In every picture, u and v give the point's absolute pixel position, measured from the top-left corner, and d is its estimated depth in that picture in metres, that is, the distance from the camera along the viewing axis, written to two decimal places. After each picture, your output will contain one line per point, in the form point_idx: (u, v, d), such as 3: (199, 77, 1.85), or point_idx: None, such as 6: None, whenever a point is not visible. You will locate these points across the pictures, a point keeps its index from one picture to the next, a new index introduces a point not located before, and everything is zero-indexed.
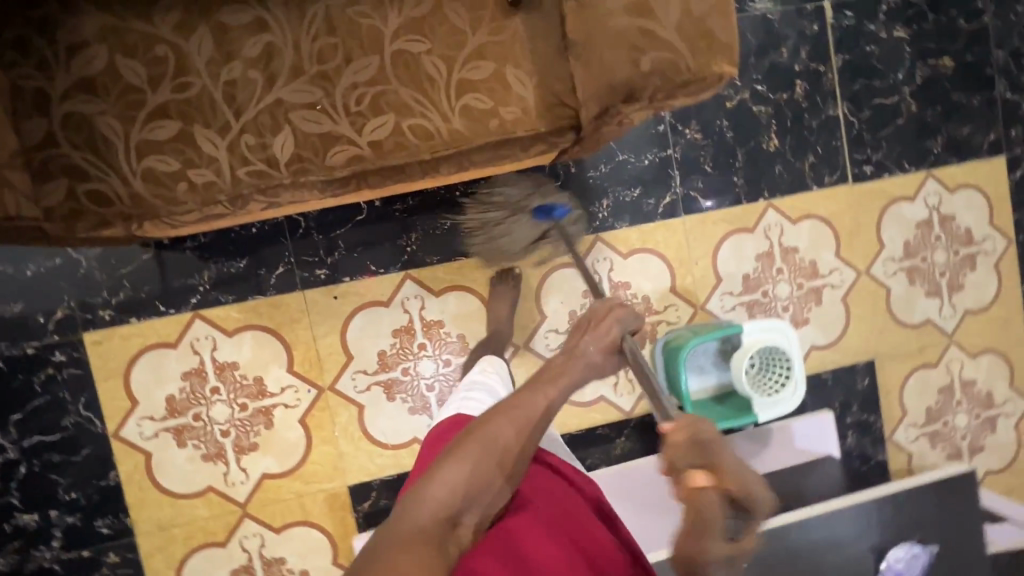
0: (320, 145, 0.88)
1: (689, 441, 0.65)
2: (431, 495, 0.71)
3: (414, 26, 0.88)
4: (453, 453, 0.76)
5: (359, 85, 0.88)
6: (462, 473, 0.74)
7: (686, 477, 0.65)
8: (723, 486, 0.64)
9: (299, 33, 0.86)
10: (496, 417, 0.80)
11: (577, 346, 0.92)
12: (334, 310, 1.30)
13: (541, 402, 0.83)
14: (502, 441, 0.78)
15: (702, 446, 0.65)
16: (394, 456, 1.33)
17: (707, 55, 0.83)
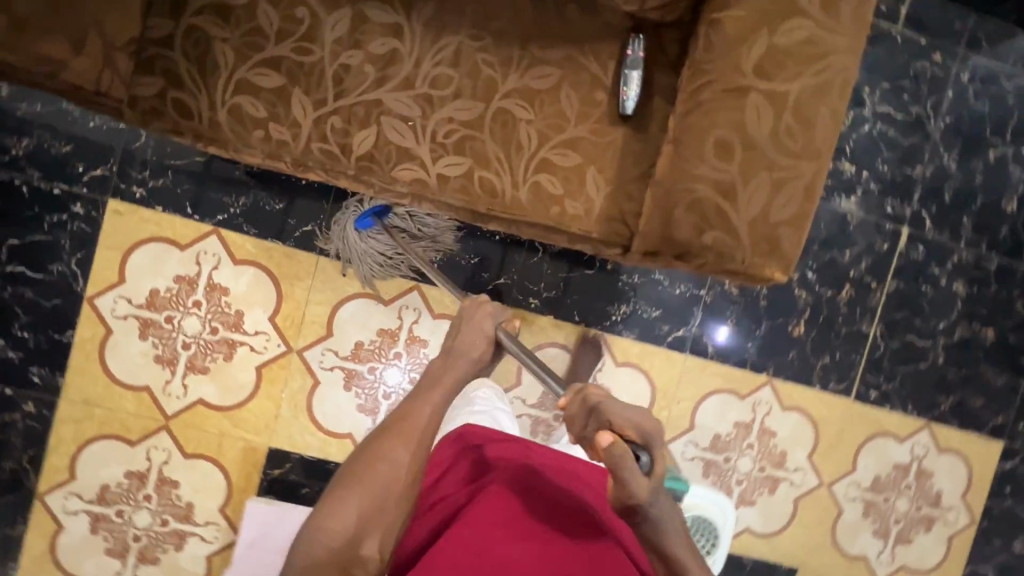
0: (395, 156, 0.91)
1: (580, 405, 0.75)
2: (329, 526, 0.74)
3: (527, 94, 0.92)
4: (349, 481, 0.77)
5: (454, 121, 0.91)
6: (354, 496, 0.75)
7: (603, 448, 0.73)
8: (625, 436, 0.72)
9: (425, 53, 0.90)
10: (382, 442, 0.79)
11: (457, 338, 0.90)
12: (337, 285, 1.33)
13: (422, 415, 0.82)
14: (390, 459, 0.78)
15: (594, 415, 0.73)
16: (323, 439, 1.34)
17: (764, 255, 0.83)
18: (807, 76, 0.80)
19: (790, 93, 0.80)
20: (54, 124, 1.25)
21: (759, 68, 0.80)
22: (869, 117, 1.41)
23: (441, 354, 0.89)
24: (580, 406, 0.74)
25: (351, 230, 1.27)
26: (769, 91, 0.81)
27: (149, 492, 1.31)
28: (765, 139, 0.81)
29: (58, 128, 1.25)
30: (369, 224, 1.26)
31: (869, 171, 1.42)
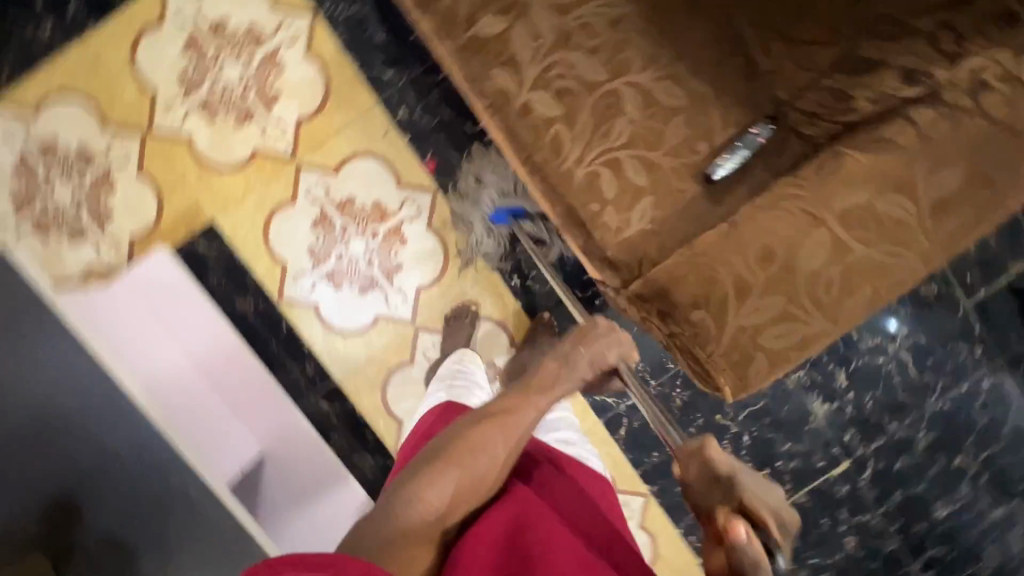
0: (503, 60, 0.91)
1: (701, 472, 0.92)
2: (427, 496, 0.84)
3: (644, 97, 0.92)
4: (450, 458, 0.89)
5: (570, 72, 0.91)
6: (453, 473, 0.87)
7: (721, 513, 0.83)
8: (760, 522, 0.84)
9: (592, 0, 0.90)
10: (484, 428, 0.93)
11: (570, 354, 1.07)
12: (373, 139, 1.32)
13: (519, 414, 0.97)
14: (488, 451, 0.90)
15: (723, 481, 0.92)
16: (262, 249, 1.33)
17: (727, 363, 0.83)
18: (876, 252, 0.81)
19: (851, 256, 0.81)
20: None
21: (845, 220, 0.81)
22: (886, 354, 1.43)
23: (558, 359, 1.06)
24: (695, 466, 0.93)
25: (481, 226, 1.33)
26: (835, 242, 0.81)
27: (88, 175, 1.29)
28: (802, 276, 0.82)
29: None
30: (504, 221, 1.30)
31: (853, 395, 1.44)
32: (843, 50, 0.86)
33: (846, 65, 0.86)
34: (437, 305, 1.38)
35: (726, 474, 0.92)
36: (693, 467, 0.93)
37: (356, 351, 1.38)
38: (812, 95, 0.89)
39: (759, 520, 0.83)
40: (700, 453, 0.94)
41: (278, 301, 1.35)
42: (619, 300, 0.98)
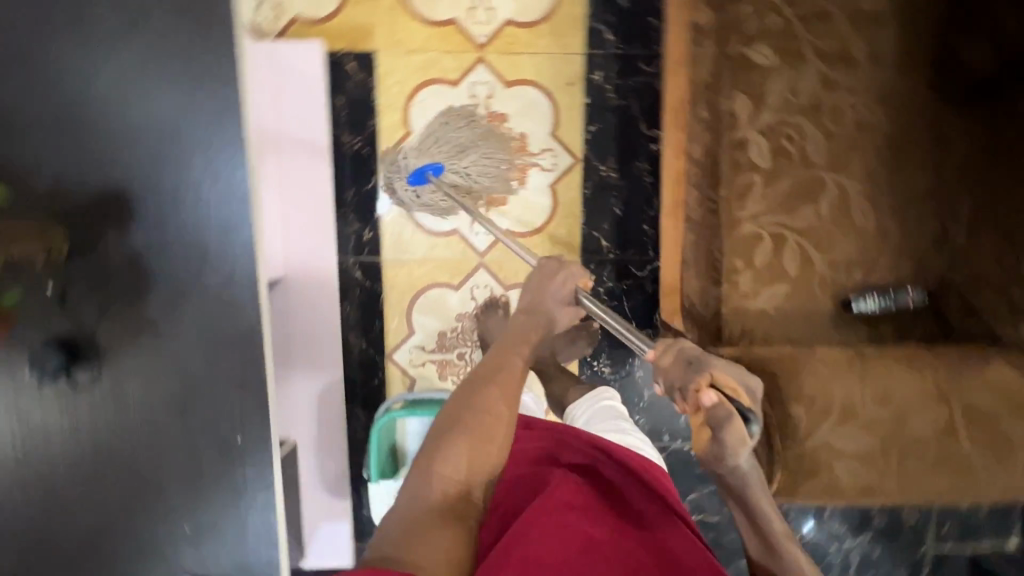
0: (751, 90, 0.91)
1: (676, 358, 0.67)
2: (441, 468, 0.68)
3: (839, 204, 0.93)
4: (453, 426, 0.73)
5: (799, 139, 0.91)
6: (464, 441, 0.72)
7: (686, 390, 0.64)
8: (729, 394, 0.62)
9: (857, 94, 0.91)
10: (487, 388, 0.77)
11: (537, 301, 0.91)
12: (557, 81, 1.30)
13: (513, 368, 0.81)
14: (493, 410, 0.75)
15: (694, 365, 0.65)
16: (398, 107, 1.30)
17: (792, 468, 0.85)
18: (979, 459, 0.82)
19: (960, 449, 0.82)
20: None
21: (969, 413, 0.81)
22: (841, 545, 1.45)
23: (526, 310, 0.91)
24: (674, 353, 0.68)
25: (410, 200, 1.30)
26: (949, 428, 0.82)
27: None
28: (902, 440, 0.82)
29: None
30: (422, 181, 1.27)
31: None
32: None
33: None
34: (510, 256, 1.35)
35: (694, 346, 0.67)
36: (665, 354, 0.68)
37: (415, 247, 1.34)
38: None
39: (732, 388, 0.62)
40: (677, 337, 0.69)
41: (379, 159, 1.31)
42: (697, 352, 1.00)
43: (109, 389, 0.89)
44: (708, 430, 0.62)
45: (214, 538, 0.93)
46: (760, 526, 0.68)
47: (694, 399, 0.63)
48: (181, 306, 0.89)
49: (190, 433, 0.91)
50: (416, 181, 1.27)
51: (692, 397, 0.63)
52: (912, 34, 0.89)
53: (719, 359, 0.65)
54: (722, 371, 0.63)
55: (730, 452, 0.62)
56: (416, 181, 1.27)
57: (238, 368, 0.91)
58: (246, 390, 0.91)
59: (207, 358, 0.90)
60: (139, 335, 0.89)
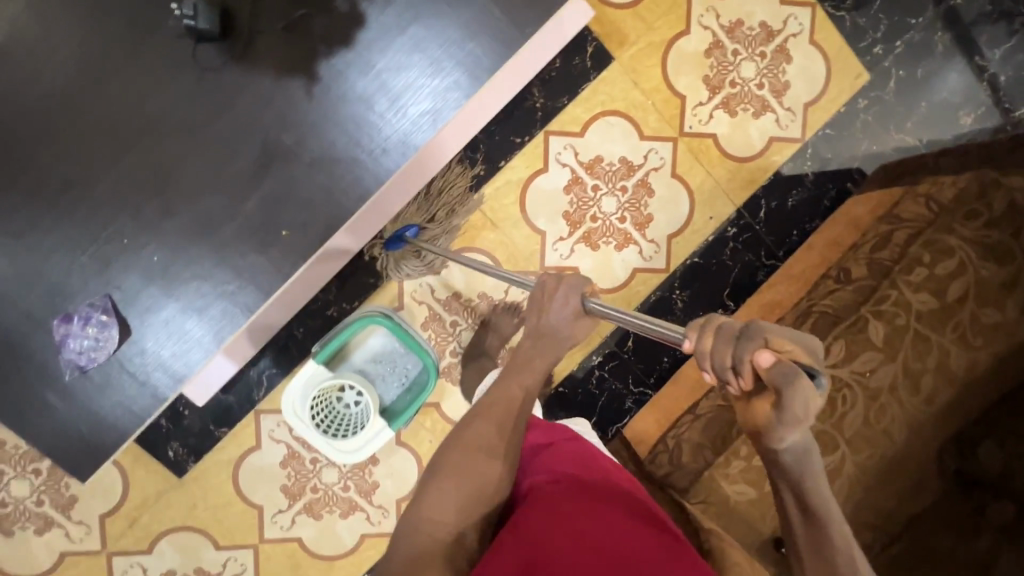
0: (851, 345, 1.06)
1: (720, 337, 0.58)
2: (433, 515, 0.76)
3: (834, 472, 1.06)
4: (442, 467, 0.80)
5: (847, 404, 1.06)
6: (456, 482, 0.79)
7: (740, 365, 0.56)
8: (792, 356, 0.54)
9: (905, 412, 1.07)
10: (477, 422, 0.84)
11: (541, 324, 0.86)
12: (704, 206, 1.40)
13: (503, 402, 0.86)
14: (480, 443, 0.82)
15: (741, 335, 0.56)
16: (590, 110, 1.34)
17: None
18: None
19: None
20: (953, 72, 1.40)
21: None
22: None
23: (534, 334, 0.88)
24: (710, 334, 0.58)
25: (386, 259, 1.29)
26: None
27: None
28: None
29: (949, 73, 1.40)
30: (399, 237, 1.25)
31: None
32: None
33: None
34: None
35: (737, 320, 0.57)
36: (699, 333, 0.59)
37: (502, 215, 1.33)
38: None
39: (792, 351, 0.54)
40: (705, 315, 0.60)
41: (542, 130, 1.32)
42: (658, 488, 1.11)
43: (217, 84, 0.79)
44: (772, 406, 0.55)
45: (168, 290, 0.81)
46: (807, 494, 0.61)
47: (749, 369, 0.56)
48: (352, 90, 0.81)
49: (249, 185, 0.81)
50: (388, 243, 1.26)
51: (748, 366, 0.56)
52: (961, 407, 1.07)
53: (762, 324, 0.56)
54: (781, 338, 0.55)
55: (799, 423, 0.54)
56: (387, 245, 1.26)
57: (342, 181, 0.82)
58: (330, 201, 0.82)
59: (331, 145, 0.82)
60: (293, 73, 0.80)
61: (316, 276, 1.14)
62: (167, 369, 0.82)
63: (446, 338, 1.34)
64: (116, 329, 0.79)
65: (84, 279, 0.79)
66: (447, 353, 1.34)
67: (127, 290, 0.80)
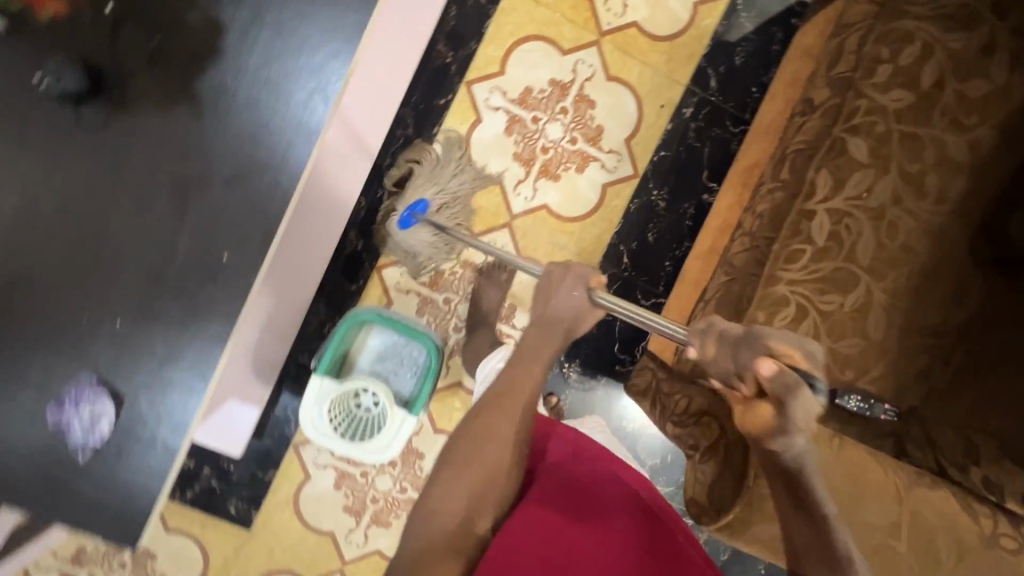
0: (838, 171, 0.97)
1: (727, 347, 0.68)
2: (443, 505, 0.77)
3: (862, 305, 0.99)
4: (456, 462, 0.79)
5: (854, 233, 0.98)
6: (466, 479, 0.78)
7: (744, 374, 0.66)
8: (789, 361, 0.64)
9: (919, 219, 0.98)
10: (495, 415, 0.81)
11: (547, 311, 0.84)
12: (652, 98, 1.33)
13: (516, 395, 0.82)
14: (497, 438, 0.80)
15: (744, 342, 0.66)
16: (503, 45, 1.29)
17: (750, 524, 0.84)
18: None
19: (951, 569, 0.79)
20: None
21: (943, 513, 0.81)
22: None
23: (538, 323, 0.85)
24: (715, 342, 0.70)
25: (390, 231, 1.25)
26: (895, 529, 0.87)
27: None
28: (853, 514, 0.78)
29: None
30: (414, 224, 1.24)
31: None
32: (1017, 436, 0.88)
33: (1003, 440, 0.89)
34: (537, 230, 1.33)
35: (739, 327, 0.68)
36: (708, 343, 0.70)
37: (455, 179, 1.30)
38: (951, 435, 0.93)
39: (793, 354, 0.64)
40: (713, 325, 0.71)
41: (463, 83, 1.28)
42: (681, 384, 1.08)
43: (109, 140, 0.79)
44: (773, 409, 0.67)
45: (140, 351, 0.82)
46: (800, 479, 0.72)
47: (751, 376, 0.66)
48: (235, 95, 0.80)
49: (175, 224, 0.80)
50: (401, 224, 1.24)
51: (752, 374, 0.65)
52: (981, 193, 0.98)
53: (768, 330, 0.65)
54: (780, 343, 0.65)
55: (795, 429, 0.66)
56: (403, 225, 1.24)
57: (260, 188, 0.81)
58: (259, 211, 0.82)
59: (235, 156, 0.80)
60: (174, 100, 0.79)
61: (295, 287, 1.21)
62: (167, 424, 0.83)
63: (446, 317, 1.33)
64: (107, 401, 0.81)
65: (60, 366, 0.81)
66: (451, 329, 1.33)
67: (102, 363, 0.81)
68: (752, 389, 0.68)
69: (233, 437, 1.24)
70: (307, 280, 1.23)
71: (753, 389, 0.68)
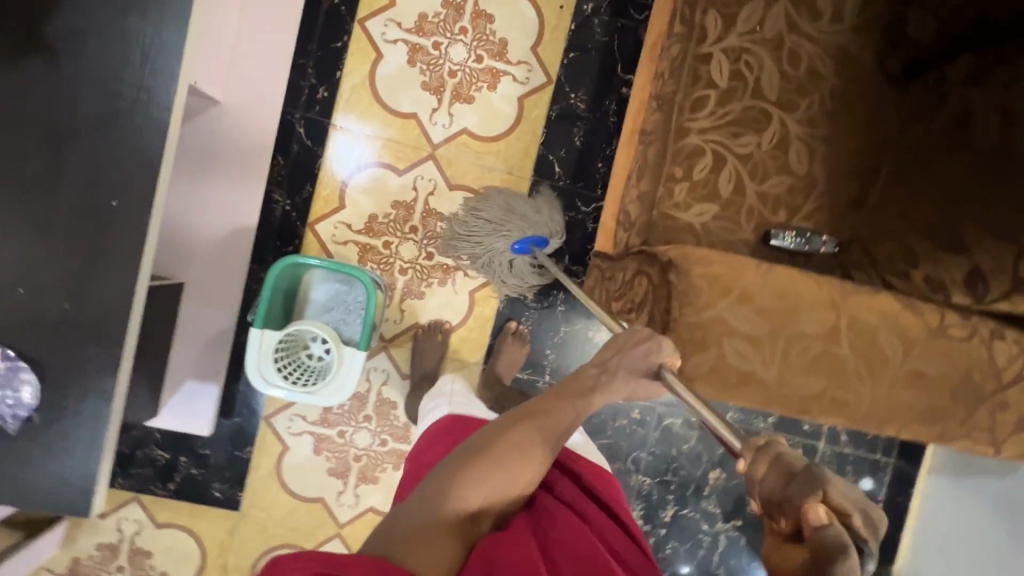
0: (725, 9, 0.93)
1: (775, 470, 0.53)
2: (461, 490, 0.67)
3: (780, 141, 0.97)
4: (486, 457, 0.71)
5: (755, 68, 0.95)
6: (488, 475, 0.69)
7: (785, 507, 0.51)
8: (848, 521, 0.49)
9: (821, 41, 0.96)
10: (522, 426, 0.74)
11: (609, 362, 0.76)
12: (550, 2, 1.31)
13: (552, 423, 0.75)
14: (524, 453, 0.72)
15: (794, 477, 0.52)
16: None
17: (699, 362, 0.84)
18: (922, 379, 0.79)
19: (897, 363, 0.78)
20: None
21: (885, 314, 0.79)
22: (709, 526, 1.45)
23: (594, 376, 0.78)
24: (765, 460, 0.55)
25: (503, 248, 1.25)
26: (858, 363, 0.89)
27: None
28: (789, 332, 0.76)
29: None
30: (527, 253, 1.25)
31: (663, 533, 1.44)
32: (951, 224, 0.86)
33: (936, 230, 0.88)
34: (462, 157, 1.31)
35: (799, 458, 0.54)
36: (760, 461, 0.55)
37: (370, 121, 1.28)
38: (889, 246, 0.93)
39: (849, 515, 0.49)
40: (770, 443, 0.56)
41: (356, 22, 1.27)
42: (614, 259, 1.06)
43: None
44: (804, 557, 0.48)
45: (48, 315, 0.80)
46: None
47: (793, 517, 0.50)
48: (84, 34, 0.78)
49: (55, 178, 0.79)
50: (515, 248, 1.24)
51: (794, 511, 0.51)
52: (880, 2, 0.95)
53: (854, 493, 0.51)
54: (844, 496, 0.50)
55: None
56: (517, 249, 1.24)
57: (132, 128, 0.80)
58: (137, 150, 0.80)
59: (99, 97, 0.79)
60: (26, 55, 0.77)
61: (222, 249, 1.23)
62: (92, 388, 0.81)
63: (391, 262, 1.32)
64: (27, 372, 0.79)
65: None
66: (399, 271, 1.32)
67: (11, 332, 0.79)
68: (788, 530, 0.51)
69: (199, 414, 1.26)
70: (234, 243, 1.24)
71: (787, 534, 0.51)
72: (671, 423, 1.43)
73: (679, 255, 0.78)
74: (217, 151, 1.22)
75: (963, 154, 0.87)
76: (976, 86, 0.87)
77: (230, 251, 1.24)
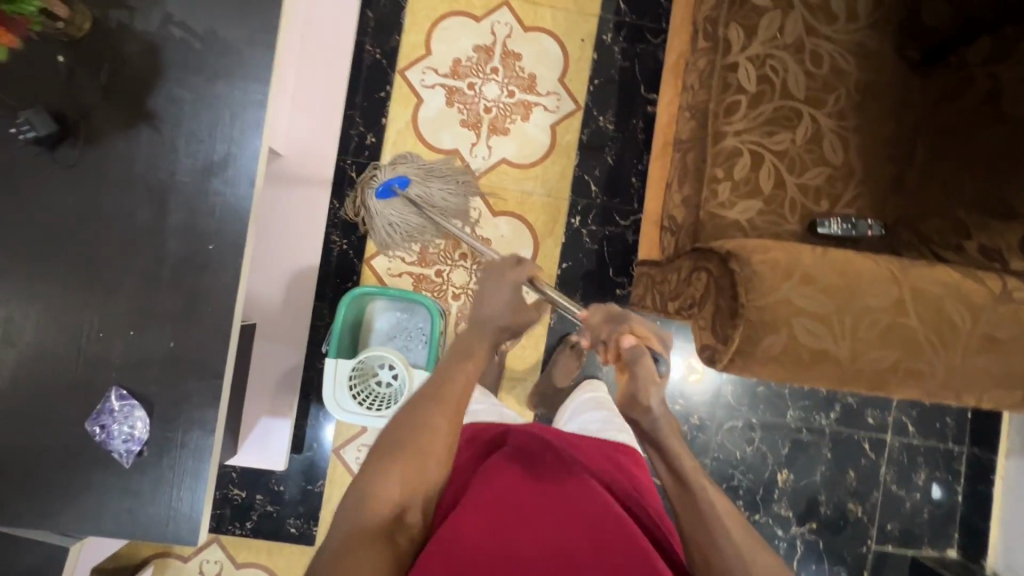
0: (745, 22, 1.01)
1: (601, 316, 0.91)
2: (373, 488, 0.63)
3: (813, 137, 1.02)
4: (391, 446, 0.68)
5: (781, 71, 1.02)
6: (397, 463, 0.66)
7: (613, 341, 0.89)
8: (646, 337, 0.89)
9: (839, 40, 1.02)
10: (425, 404, 0.72)
11: (478, 312, 0.84)
12: (572, 37, 1.41)
13: (453, 387, 0.75)
14: (429, 424, 0.70)
15: (616, 322, 0.91)
16: (423, 31, 1.39)
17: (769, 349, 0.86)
18: (996, 343, 0.79)
19: (969, 330, 0.79)
20: None
21: (944, 283, 0.81)
22: (784, 531, 1.43)
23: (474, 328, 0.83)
24: (602, 313, 0.91)
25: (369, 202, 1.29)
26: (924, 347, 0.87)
27: None
28: (856, 308, 0.79)
29: None
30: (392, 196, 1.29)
31: None
32: (994, 194, 0.89)
33: (979, 203, 0.91)
34: (502, 184, 1.39)
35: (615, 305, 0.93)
36: (594, 315, 0.92)
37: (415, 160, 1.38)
38: (937, 222, 0.96)
39: (647, 335, 0.90)
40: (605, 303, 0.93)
41: (397, 73, 1.38)
42: (664, 264, 1.10)
43: (88, 173, 0.87)
44: (631, 369, 0.83)
45: (156, 356, 0.87)
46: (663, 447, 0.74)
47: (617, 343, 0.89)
48: (180, 102, 0.88)
49: (159, 229, 0.88)
50: (378, 194, 1.28)
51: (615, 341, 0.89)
52: None
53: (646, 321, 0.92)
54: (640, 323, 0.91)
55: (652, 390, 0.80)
56: (378, 194, 1.28)
57: (226, 181, 0.89)
58: (229, 198, 0.89)
59: (196, 155, 0.89)
60: (134, 125, 0.88)
61: (290, 291, 1.32)
62: (195, 421, 0.87)
63: (443, 289, 1.38)
64: (139, 409, 0.85)
65: (87, 389, 0.86)
66: (452, 297, 1.38)
67: (124, 373, 0.86)
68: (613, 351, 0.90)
69: (275, 450, 1.31)
70: (300, 285, 1.33)
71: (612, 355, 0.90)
72: (731, 426, 1.43)
73: (735, 246, 0.83)
74: (280, 203, 1.32)
75: (997, 128, 0.90)
76: (998, 66, 0.92)
77: (297, 293, 1.33)
